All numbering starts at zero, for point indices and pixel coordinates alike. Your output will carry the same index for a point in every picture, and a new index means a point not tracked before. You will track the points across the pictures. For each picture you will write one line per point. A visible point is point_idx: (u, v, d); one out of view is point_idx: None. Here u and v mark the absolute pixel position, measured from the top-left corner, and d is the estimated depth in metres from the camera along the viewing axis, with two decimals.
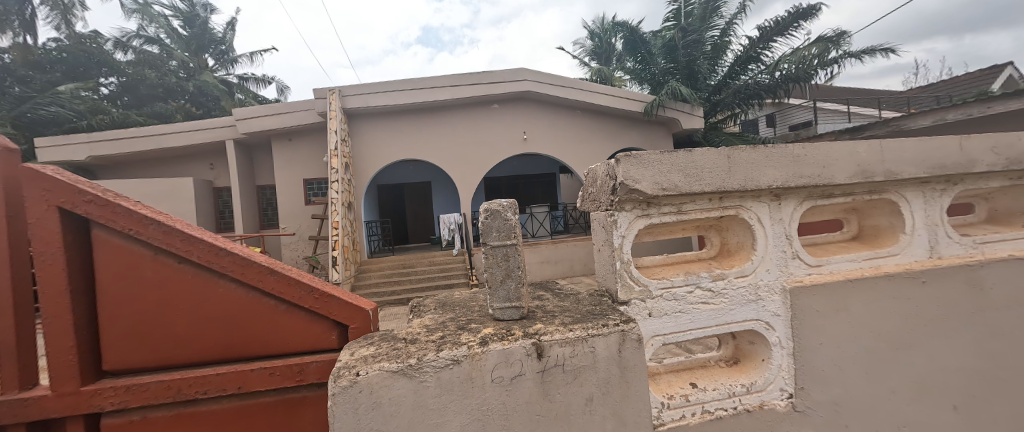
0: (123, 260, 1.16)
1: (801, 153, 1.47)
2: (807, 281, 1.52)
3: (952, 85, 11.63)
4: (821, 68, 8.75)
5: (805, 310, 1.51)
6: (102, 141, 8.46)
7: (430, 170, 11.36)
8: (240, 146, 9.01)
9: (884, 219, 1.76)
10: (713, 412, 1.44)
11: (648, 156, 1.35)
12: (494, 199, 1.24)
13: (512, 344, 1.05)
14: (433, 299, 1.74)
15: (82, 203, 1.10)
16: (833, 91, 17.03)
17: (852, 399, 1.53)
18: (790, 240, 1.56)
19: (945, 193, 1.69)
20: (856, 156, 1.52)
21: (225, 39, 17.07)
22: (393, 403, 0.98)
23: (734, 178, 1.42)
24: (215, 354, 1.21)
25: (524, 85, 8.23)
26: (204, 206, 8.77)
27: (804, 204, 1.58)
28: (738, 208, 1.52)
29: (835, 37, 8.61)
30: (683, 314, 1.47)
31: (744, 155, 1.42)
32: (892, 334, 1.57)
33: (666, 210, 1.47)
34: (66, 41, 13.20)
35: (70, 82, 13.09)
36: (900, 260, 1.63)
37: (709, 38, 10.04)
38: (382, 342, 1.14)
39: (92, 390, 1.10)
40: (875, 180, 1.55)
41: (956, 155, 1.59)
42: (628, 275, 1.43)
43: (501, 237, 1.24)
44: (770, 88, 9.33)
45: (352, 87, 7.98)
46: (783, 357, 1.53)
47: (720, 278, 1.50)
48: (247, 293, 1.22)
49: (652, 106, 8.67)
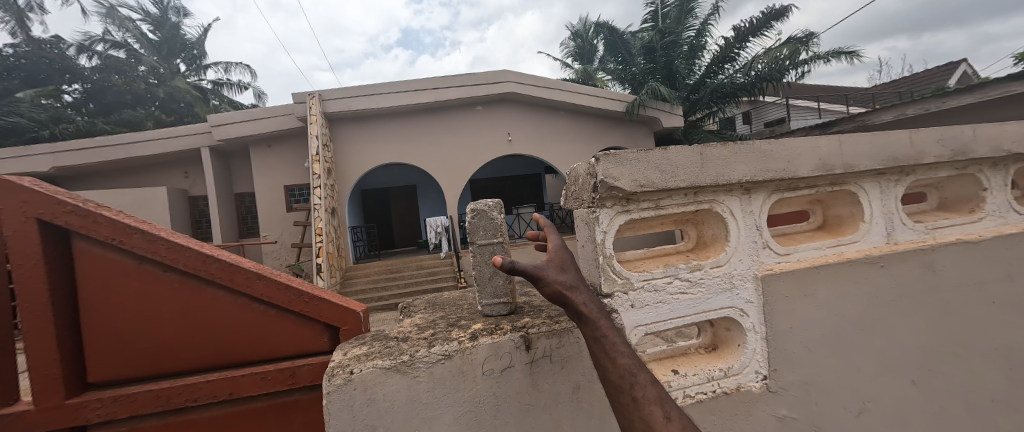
0: (107, 270, 1.15)
1: (768, 149, 1.56)
2: (777, 268, 1.63)
3: (913, 82, 12.32)
4: (793, 68, 9.23)
5: (775, 296, 1.61)
6: (68, 151, 8.09)
7: (416, 172, 11.32)
8: (216, 153, 8.75)
9: (846, 209, 1.89)
10: (693, 396, 1.52)
11: (626, 154, 1.41)
12: (480, 199, 1.29)
13: (501, 337, 1.10)
14: (423, 299, 1.77)
15: (62, 214, 1.09)
16: (806, 89, 17.81)
17: (822, 379, 1.64)
18: (760, 231, 1.65)
19: (899, 184, 1.83)
20: (817, 150, 1.63)
21: (196, 43, 16.45)
22: (387, 399, 1.00)
23: (707, 174, 1.51)
24: (204, 362, 1.21)
25: (508, 87, 8.29)
26: (179, 217, 8.48)
27: (772, 197, 1.69)
28: (711, 202, 1.61)
29: (804, 38, 9.05)
30: (664, 304, 1.54)
31: (714, 152, 1.52)
32: (854, 316, 1.68)
33: (645, 206, 1.55)
34: (25, 47, 12.89)
35: (29, 89, 12.55)
36: (860, 246, 1.75)
37: (687, 39, 10.31)
38: (374, 341, 1.17)
39: (77, 403, 1.09)
40: (835, 172, 1.66)
41: (907, 148, 1.73)
42: (611, 269, 1.50)
43: (487, 235, 1.29)
44: (745, 87, 9.70)
45: (333, 91, 7.87)
46: (757, 341, 1.62)
47: (697, 269, 1.58)
48: (236, 299, 1.23)
49: (634, 106, 8.87)
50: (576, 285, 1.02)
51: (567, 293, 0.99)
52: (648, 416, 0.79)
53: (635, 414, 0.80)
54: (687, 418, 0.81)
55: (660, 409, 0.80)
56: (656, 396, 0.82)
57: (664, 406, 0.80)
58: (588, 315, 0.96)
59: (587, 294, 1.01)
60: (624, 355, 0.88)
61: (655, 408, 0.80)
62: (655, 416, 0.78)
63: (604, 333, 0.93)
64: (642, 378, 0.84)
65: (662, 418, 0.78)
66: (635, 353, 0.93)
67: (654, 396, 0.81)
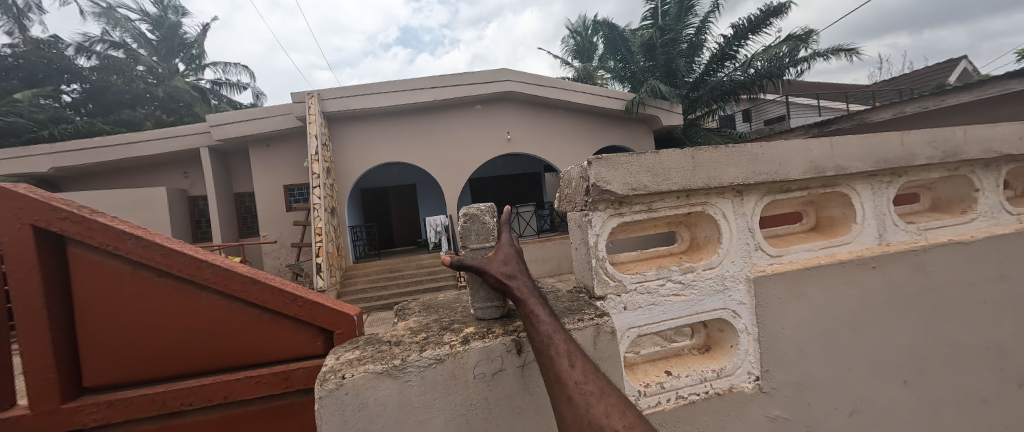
0: (102, 275, 1.16)
1: (760, 151, 1.58)
2: (769, 270, 1.64)
3: (913, 79, 12.30)
4: (792, 66, 9.32)
5: (767, 297, 1.62)
6: (66, 152, 8.08)
7: (416, 172, 11.33)
8: (215, 153, 8.75)
9: (838, 210, 1.89)
10: (686, 397, 1.53)
11: (617, 158, 1.42)
12: (472, 204, 1.27)
13: (492, 341, 1.11)
14: (418, 302, 1.78)
15: (57, 220, 1.10)
16: (807, 87, 17.81)
17: (813, 380, 1.65)
18: (752, 232, 1.67)
19: (891, 185, 1.84)
20: (808, 153, 1.64)
21: (195, 43, 16.38)
22: (378, 403, 1.02)
23: (698, 177, 1.52)
24: (199, 366, 1.22)
25: (506, 86, 8.30)
26: (178, 217, 8.49)
27: (764, 199, 1.70)
28: (703, 204, 1.62)
29: (804, 35, 9.10)
30: (656, 306, 1.55)
31: (706, 155, 1.52)
32: (846, 317, 1.70)
33: (637, 209, 1.56)
34: (23, 47, 12.92)
35: (28, 89, 12.56)
36: (852, 247, 1.76)
37: (686, 36, 10.29)
38: (367, 345, 1.18)
39: (74, 407, 1.11)
40: (826, 174, 1.67)
41: (898, 150, 1.74)
42: (604, 271, 1.50)
43: (480, 240, 1.27)
44: (744, 84, 9.69)
45: (331, 91, 7.85)
46: (749, 342, 1.63)
47: (690, 270, 1.59)
48: (230, 304, 1.24)
49: (633, 104, 8.86)
50: (517, 273, 1.18)
51: (507, 282, 1.15)
52: (558, 365, 0.94)
53: (549, 366, 0.95)
54: (591, 367, 0.96)
55: (568, 359, 0.95)
56: (566, 350, 0.97)
57: (572, 358, 0.95)
58: (522, 298, 1.10)
59: (524, 281, 1.17)
60: (545, 322, 1.02)
61: (564, 358, 0.95)
62: (563, 365, 0.94)
63: (531, 307, 1.07)
64: (557, 338, 0.98)
65: (569, 366, 0.94)
66: (557, 320, 1.07)
67: (564, 350, 0.96)
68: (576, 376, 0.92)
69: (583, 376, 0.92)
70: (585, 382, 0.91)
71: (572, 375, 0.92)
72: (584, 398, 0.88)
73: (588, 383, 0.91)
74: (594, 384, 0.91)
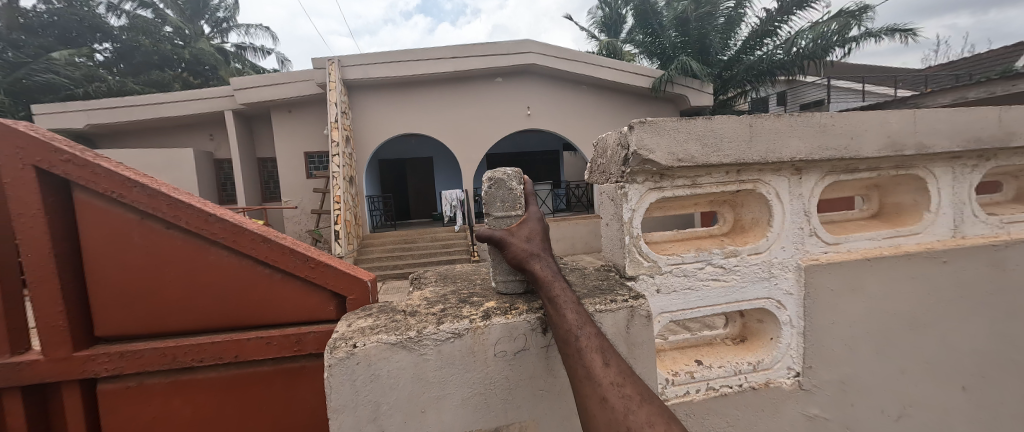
0: (108, 224, 1.09)
1: (828, 122, 1.36)
2: (823, 259, 1.46)
3: (975, 62, 11.07)
4: (839, 46, 8.48)
5: (820, 288, 1.45)
6: (98, 109, 8.27)
7: (433, 144, 11.22)
8: (239, 117, 8.81)
9: (908, 196, 1.66)
10: (717, 389, 1.42)
11: (663, 123, 1.24)
12: (498, 167, 1.11)
13: (515, 318, 1.00)
14: (434, 271, 1.69)
15: (59, 163, 1.02)
16: (848, 68, 16.44)
17: (862, 379, 1.51)
18: (808, 216, 1.48)
19: (976, 170, 1.59)
20: (886, 127, 1.41)
21: (221, 5, 16.21)
22: (392, 375, 0.94)
23: (755, 150, 1.33)
24: (209, 323, 1.17)
25: (529, 58, 7.92)
26: (205, 178, 8.71)
27: (826, 179, 1.50)
28: (755, 181, 1.43)
29: (856, 11, 8.26)
30: (692, 291, 1.42)
31: (766, 123, 1.32)
32: (905, 314, 1.52)
33: (680, 183, 1.39)
34: (57, 5, 13.19)
35: (63, 48, 12.93)
36: (922, 238, 1.55)
37: (725, 10, 9.40)
38: (380, 314, 1.10)
39: (86, 356, 1.07)
40: (904, 153, 1.45)
41: (993, 128, 1.48)
42: (638, 250, 1.36)
43: (504, 207, 1.13)
44: (783, 65, 8.99)
45: (351, 57, 7.64)
46: (793, 336, 1.49)
47: (733, 255, 1.43)
48: (239, 261, 1.17)
49: (660, 82, 8.33)
50: (539, 254, 1.05)
51: (528, 261, 1.03)
52: (588, 362, 0.80)
53: (577, 360, 0.82)
54: (628, 367, 0.82)
55: (601, 356, 0.81)
56: (598, 346, 0.83)
57: (606, 355, 0.81)
58: (544, 280, 0.99)
59: (548, 264, 1.04)
60: (571, 310, 0.90)
61: (596, 355, 0.81)
62: (594, 362, 0.80)
63: (556, 292, 0.95)
64: (587, 331, 0.86)
65: (603, 364, 0.80)
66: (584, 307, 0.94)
67: (596, 346, 0.83)
68: (611, 376, 0.77)
69: (620, 378, 0.77)
70: (623, 384, 0.76)
71: (606, 375, 0.77)
72: (622, 402, 0.72)
73: (627, 384, 0.76)
74: (633, 386, 0.76)
